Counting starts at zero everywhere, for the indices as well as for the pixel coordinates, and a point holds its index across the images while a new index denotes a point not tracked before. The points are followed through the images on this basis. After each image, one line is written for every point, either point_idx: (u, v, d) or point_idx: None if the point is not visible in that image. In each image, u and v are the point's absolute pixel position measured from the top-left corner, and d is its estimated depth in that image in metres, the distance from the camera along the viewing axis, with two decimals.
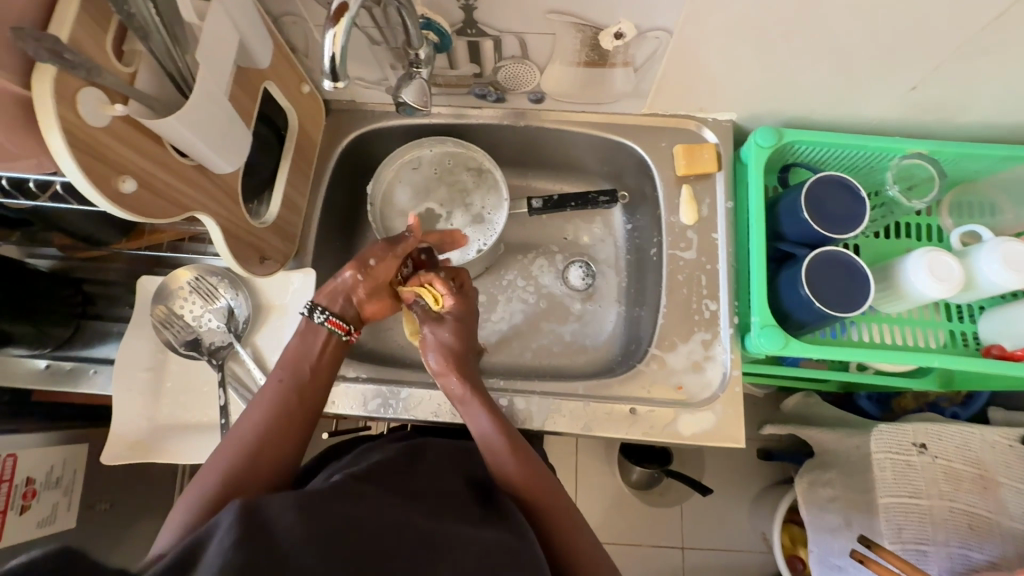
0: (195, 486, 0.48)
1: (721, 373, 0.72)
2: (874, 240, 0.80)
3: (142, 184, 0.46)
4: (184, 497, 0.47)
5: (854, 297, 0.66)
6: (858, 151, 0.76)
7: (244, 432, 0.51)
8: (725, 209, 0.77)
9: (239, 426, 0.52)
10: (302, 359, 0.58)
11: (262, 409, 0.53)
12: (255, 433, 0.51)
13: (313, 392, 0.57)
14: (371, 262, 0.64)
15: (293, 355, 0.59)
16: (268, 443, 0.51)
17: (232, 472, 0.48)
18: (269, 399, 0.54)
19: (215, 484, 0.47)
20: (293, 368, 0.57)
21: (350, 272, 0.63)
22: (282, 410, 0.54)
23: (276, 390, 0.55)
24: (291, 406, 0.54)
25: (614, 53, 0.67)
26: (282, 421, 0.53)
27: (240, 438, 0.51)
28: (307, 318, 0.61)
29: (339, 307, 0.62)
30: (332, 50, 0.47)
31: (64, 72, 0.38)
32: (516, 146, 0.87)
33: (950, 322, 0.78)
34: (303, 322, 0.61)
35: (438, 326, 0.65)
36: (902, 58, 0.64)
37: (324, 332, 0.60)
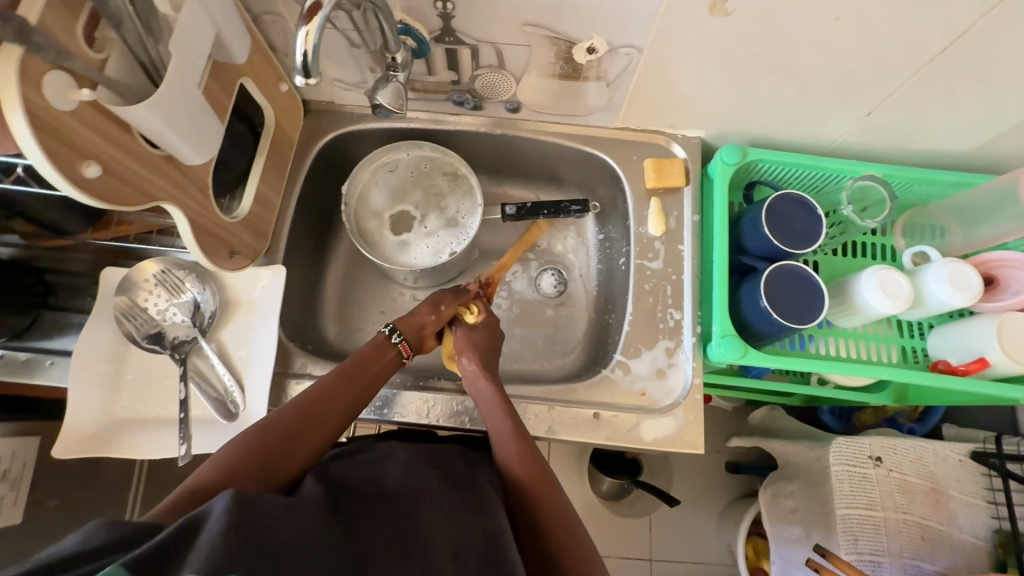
0: (250, 432, 0.52)
1: (683, 381, 0.73)
2: (832, 257, 0.84)
3: (106, 170, 0.45)
4: (231, 442, 0.51)
5: (810, 310, 0.69)
6: (816, 171, 0.80)
7: (309, 401, 0.56)
8: (692, 222, 0.80)
9: (301, 395, 0.57)
10: (372, 361, 0.63)
11: (326, 388, 0.58)
12: (312, 409, 0.56)
13: (368, 392, 0.61)
14: (442, 308, 0.71)
15: (367, 355, 0.63)
16: (322, 426, 0.55)
17: (285, 438, 0.52)
18: (333, 382, 0.59)
19: (271, 438, 0.51)
20: (359, 362, 0.62)
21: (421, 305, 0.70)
22: (341, 399, 0.58)
23: (340, 378, 0.60)
24: (351, 397, 0.59)
25: (587, 67, 0.70)
26: (338, 409, 0.57)
27: (302, 407, 0.55)
28: (383, 333, 0.66)
29: (411, 334, 0.68)
30: (304, 47, 0.48)
31: (30, 54, 0.38)
32: (492, 154, 0.89)
33: (902, 339, 0.82)
34: (377, 338, 0.65)
35: (470, 331, 0.70)
36: (856, 84, 0.68)
37: (393, 351, 0.65)
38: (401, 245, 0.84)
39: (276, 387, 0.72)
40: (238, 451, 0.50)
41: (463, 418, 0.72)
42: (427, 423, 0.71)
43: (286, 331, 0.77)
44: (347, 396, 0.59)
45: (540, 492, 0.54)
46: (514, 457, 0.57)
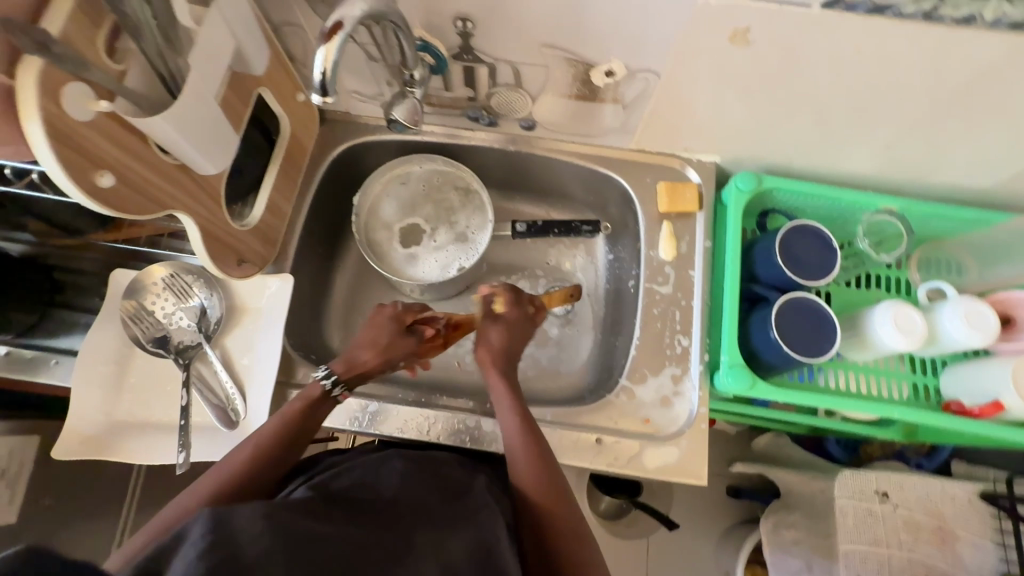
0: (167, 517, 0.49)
1: (689, 409, 0.72)
2: (845, 288, 0.82)
3: (121, 179, 0.46)
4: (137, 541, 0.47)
5: (821, 344, 0.68)
6: (833, 202, 0.78)
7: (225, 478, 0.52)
8: (704, 248, 0.79)
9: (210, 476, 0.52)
10: (298, 418, 0.58)
11: (245, 462, 0.53)
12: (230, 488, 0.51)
13: (296, 450, 0.57)
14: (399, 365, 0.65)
15: (296, 410, 0.58)
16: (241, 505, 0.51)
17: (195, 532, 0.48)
18: (251, 453, 0.54)
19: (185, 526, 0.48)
20: (282, 421, 0.57)
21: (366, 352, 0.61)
22: (264, 467, 0.54)
23: (263, 443, 0.54)
24: (274, 462, 0.54)
25: (603, 90, 0.69)
26: (260, 479, 0.53)
27: (218, 485, 0.51)
28: (319, 383, 0.60)
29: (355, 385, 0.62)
30: (323, 68, 0.47)
31: (50, 65, 0.38)
32: (505, 169, 0.88)
33: (914, 375, 0.80)
34: (315, 389, 0.60)
35: (489, 324, 0.63)
36: (876, 118, 0.67)
37: (329, 402, 0.60)
38: (409, 258, 0.84)
39: (277, 397, 0.71)
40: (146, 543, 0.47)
41: (464, 437, 0.71)
42: (427, 439, 0.71)
43: (290, 340, 0.76)
44: (272, 462, 0.54)
45: (555, 510, 0.53)
46: (522, 464, 0.56)
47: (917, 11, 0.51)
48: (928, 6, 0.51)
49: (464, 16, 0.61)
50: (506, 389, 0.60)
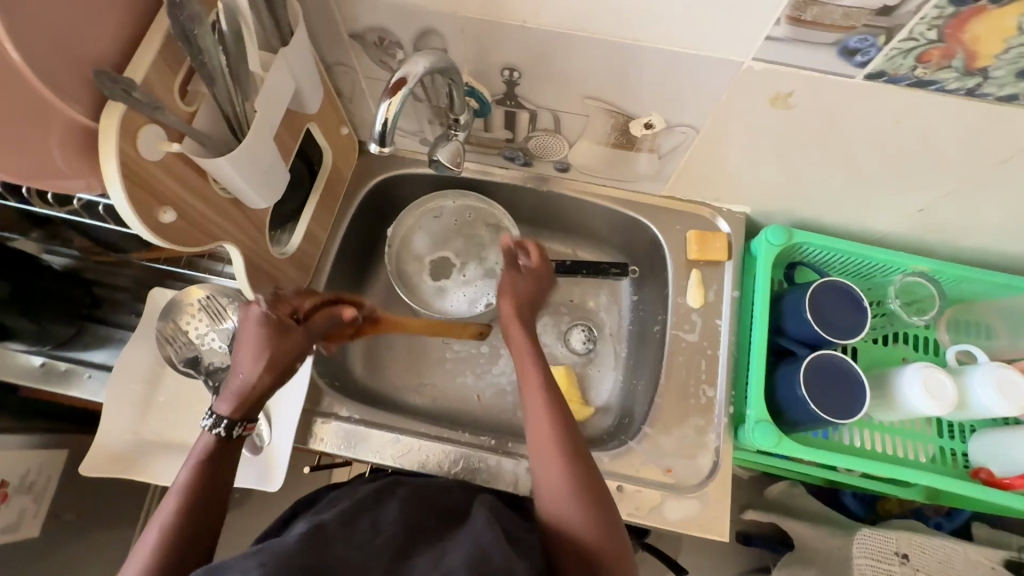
0: None
1: (711, 462, 0.72)
2: (872, 345, 0.82)
3: (180, 215, 0.47)
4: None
5: (849, 405, 0.68)
6: (863, 260, 0.78)
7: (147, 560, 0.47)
8: (731, 298, 0.79)
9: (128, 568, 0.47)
10: (205, 477, 0.52)
11: (170, 541, 0.48)
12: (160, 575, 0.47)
13: (218, 493, 0.52)
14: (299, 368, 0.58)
15: (200, 464, 0.52)
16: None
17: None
18: (167, 532, 0.48)
19: None
20: (194, 486, 0.51)
21: (259, 369, 0.53)
22: (186, 532, 0.49)
23: (172, 521, 0.49)
24: (192, 536, 0.49)
25: (641, 140, 0.71)
26: (186, 556, 0.49)
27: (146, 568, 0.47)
28: (214, 431, 0.53)
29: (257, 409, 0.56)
30: (385, 116, 0.49)
31: (131, 111, 0.40)
32: (535, 207, 0.90)
33: (941, 439, 0.79)
34: (209, 440, 0.53)
35: (518, 274, 0.70)
36: (912, 182, 0.68)
37: (233, 444, 0.54)
38: (439, 291, 0.85)
39: (303, 424, 0.72)
40: None
41: (483, 476, 0.70)
42: (447, 476, 0.70)
43: (317, 367, 0.77)
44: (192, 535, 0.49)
45: (601, 525, 0.53)
46: (556, 472, 0.56)
47: (960, 88, 0.52)
48: (972, 84, 0.52)
49: (511, 67, 0.63)
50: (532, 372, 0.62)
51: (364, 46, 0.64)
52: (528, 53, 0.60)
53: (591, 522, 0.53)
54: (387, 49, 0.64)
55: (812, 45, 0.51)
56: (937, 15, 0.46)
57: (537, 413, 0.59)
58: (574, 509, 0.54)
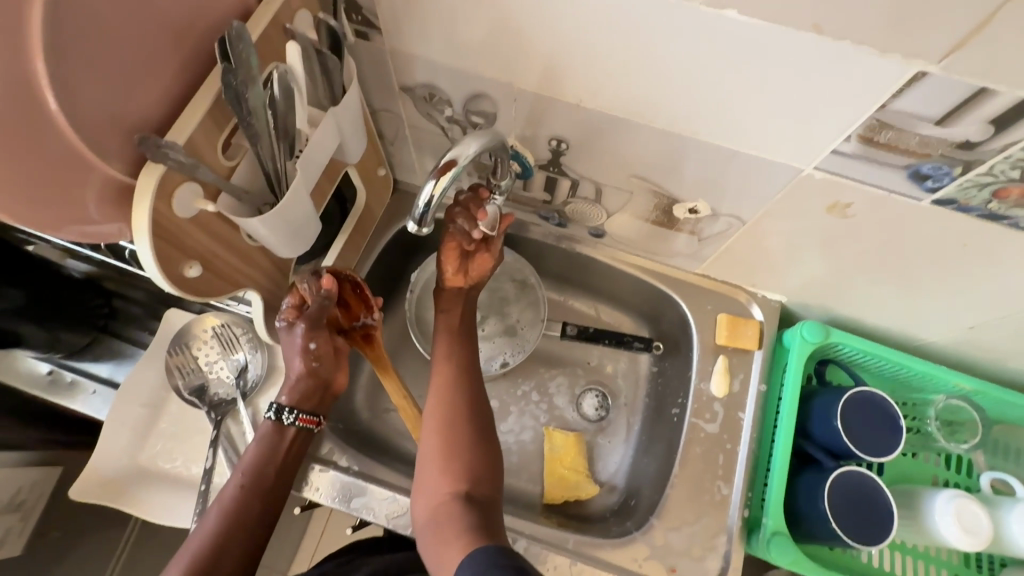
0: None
1: (720, 566, 0.69)
2: (902, 458, 0.77)
3: (206, 268, 0.46)
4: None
5: (875, 531, 0.63)
6: (903, 369, 0.74)
7: (205, 535, 0.52)
8: (757, 391, 0.76)
9: (192, 536, 0.52)
10: (268, 460, 0.58)
11: (227, 523, 0.53)
12: (212, 550, 0.51)
13: (278, 483, 0.58)
14: (311, 347, 0.61)
15: (259, 453, 0.58)
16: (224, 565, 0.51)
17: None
18: (227, 510, 0.54)
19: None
20: (254, 471, 0.57)
21: (297, 364, 0.61)
22: (242, 517, 0.54)
23: (232, 499, 0.55)
24: (248, 519, 0.54)
25: (683, 222, 0.69)
26: (240, 537, 0.53)
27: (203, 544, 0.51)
28: (272, 420, 0.60)
29: (310, 403, 0.61)
30: (431, 194, 0.48)
31: (170, 171, 0.39)
32: (564, 266, 0.88)
33: (967, 569, 0.74)
34: (269, 426, 0.60)
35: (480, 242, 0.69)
36: (967, 303, 0.64)
37: (291, 430, 0.60)
38: None
39: (299, 469, 0.70)
40: None
41: None
42: None
43: None
44: (245, 520, 0.54)
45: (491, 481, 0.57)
46: (452, 402, 0.61)
47: None
48: None
49: (559, 138, 0.61)
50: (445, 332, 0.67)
51: (413, 99, 0.63)
52: (580, 129, 0.58)
53: (468, 473, 0.57)
54: (436, 104, 0.63)
55: (881, 164, 0.48)
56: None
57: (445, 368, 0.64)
58: (456, 455, 0.58)
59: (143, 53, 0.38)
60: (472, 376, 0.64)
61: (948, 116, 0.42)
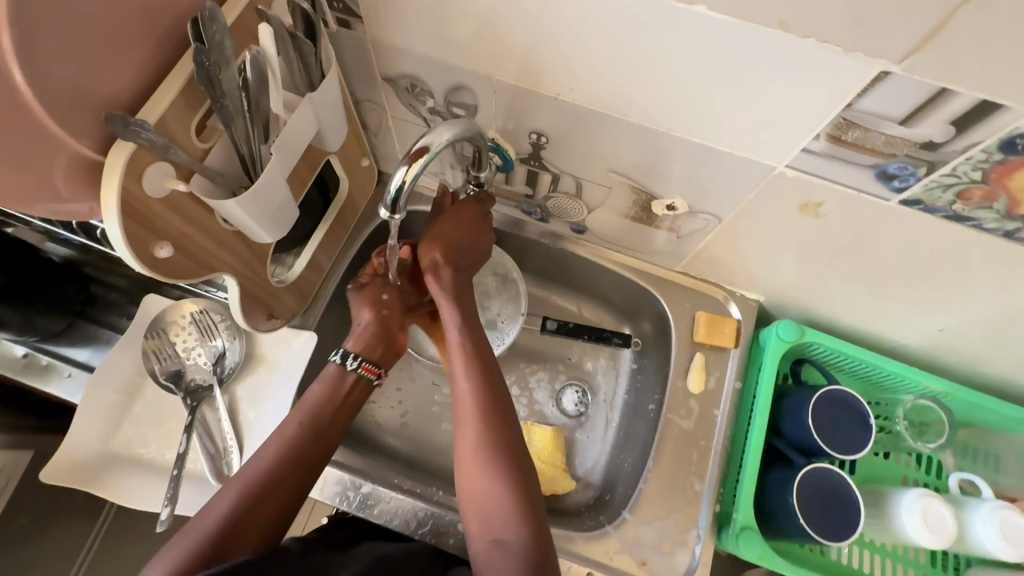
0: (219, 497, 0.54)
1: (690, 560, 0.69)
2: (873, 458, 0.78)
3: (178, 249, 0.47)
4: (189, 524, 0.52)
5: (842, 528, 0.64)
6: (875, 370, 0.75)
7: (262, 464, 0.56)
8: (732, 388, 0.77)
9: (255, 462, 0.56)
10: (330, 400, 0.62)
11: (286, 456, 0.57)
12: (269, 474, 0.55)
13: (336, 423, 0.61)
14: (382, 298, 0.68)
15: (321, 394, 0.62)
16: (276, 493, 0.55)
17: (234, 518, 0.52)
18: (289, 442, 0.58)
19: (232, 502, 0.53)
20: (314, 411, 0.60)
21: (365, 315, 0.68)
22: (297, 450, 0.58)
23: (293, 434, 0.58)
24: (303, 454, 0.58)
25: (662, 219, 0.69)
26: (295, 469, 0.57)
27: (257, 475, 0.55)
28: (338, 362, 0.64)
29: (373, 354, 0.66)
30: (402, 180, 0.48)
31: (140, 149, 0.39)
32: (546, 261, 0.88)
33: (932, 567, 0.75)
34: (333, 369, 0.64)
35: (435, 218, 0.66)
36: (936, 304, 0.65)
37: (353, 375, 0.64)
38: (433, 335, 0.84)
39: None
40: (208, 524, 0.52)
41: (449, 539, 0.68)
42: (412, 535, 0.68)
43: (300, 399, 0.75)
44: (299, 454, 0.57)
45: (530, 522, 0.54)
46: (476, 438, 0.58)
47: (997, 228, 0.50)
48: (1011, 227, 0.49)
49: (539, 132, 0.62)
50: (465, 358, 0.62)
51: (395, 89, 0.64)
52: (559, 123, 0.59)
53: (505, 519, 0.55)
54: (418, 95, 0.63)
55: (849, 164, 0.49)
56: (983, 158, 0.44)
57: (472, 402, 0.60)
58: (499, 492, 0.56)
59: (111, 33, 0.38)
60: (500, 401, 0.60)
61: (911, 116, 0.43)
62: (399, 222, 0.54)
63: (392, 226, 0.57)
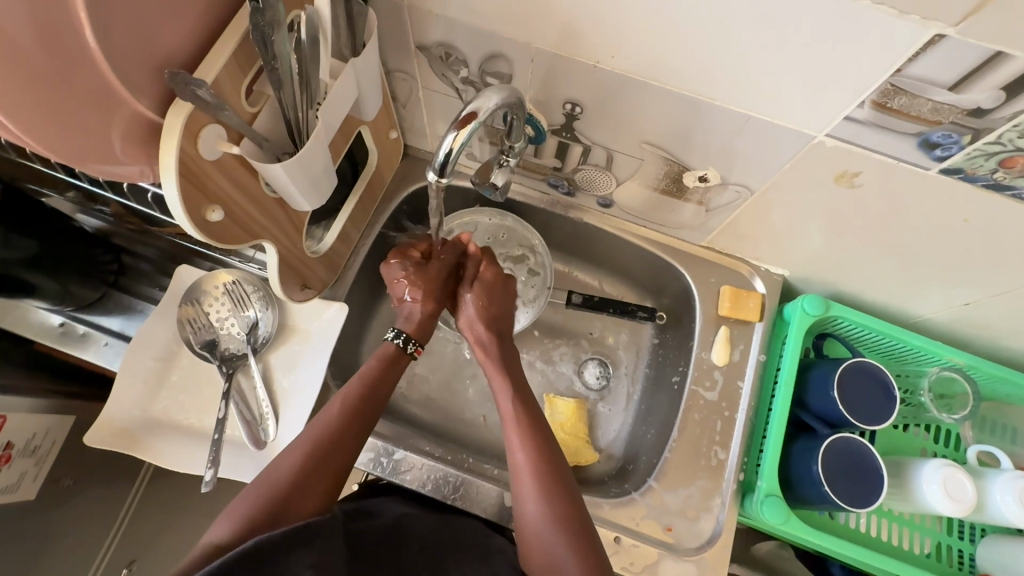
0: (275, 465, 0.55)
1: (714, 526, 0.71)
2: (892, 430, 0.80)
3: (227, 214, 0.47)
4: (249, 487, 0.54)
5: (867, 494, 0.65)
6: (898, 343, 0.76)
7: (315, 437, 0.56)
8: (756, 361, 0.78)
9: (311, 430, 0.57)
10: (379, 380, 0.62)
11: (339, 428, 0.57)
12: (326, 443, 0.56)
13: (383, 402, 0.62)
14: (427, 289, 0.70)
15: (374, 370, 0.63)
16: (330, 466, 0.56)
17: (290, 488, 0.53)
18: (343, 411, 0.59)
19: (285, 477, 0.54)
20: (367, 381, 0.62)
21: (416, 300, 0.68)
22: (352, 423, 0.58)
23: (348, 404, 0.59)
24: (357, 423, 0.59)
25: (692, 191, 0.69)
26: (351, 439, 0.58)
27: (312, 444, 0.56)
28: (391, 342, 0.66)
29: (421, 337, 0.68)
30: (450, 145, 0.49)
31: (197, 109, 0.40)
32: (570, 235, 0.88)
33: (946, 535, 0.77)
34: (389, 348, 0.65)
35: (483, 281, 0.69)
36: (964, 278, 0.65)
37: (405, 358, 0.66)
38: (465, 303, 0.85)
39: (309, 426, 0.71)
40: (261, 497, 0.53)
41: (480, 505, 0.70)
42: (444, 500, 0.70)
43: (330, 369, 0.76)
44: (354, 426, 0.58)
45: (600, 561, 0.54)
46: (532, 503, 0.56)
47: None
48: None
49: (574, 101, 0.62)
50: (530, 474, 0.57)
51: (429, 58, 0.63)
52: (596, 92, 0.59)
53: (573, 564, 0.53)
54: (451, 64, 0.63)
55: (892, 132, 0.49)
56: None
57: (550, 538, 0.54)
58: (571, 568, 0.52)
59: None
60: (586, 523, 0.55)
61: (960, 83, 0.43)
62: (443, 185, 0.55)
63: (434, 189, 0.58)
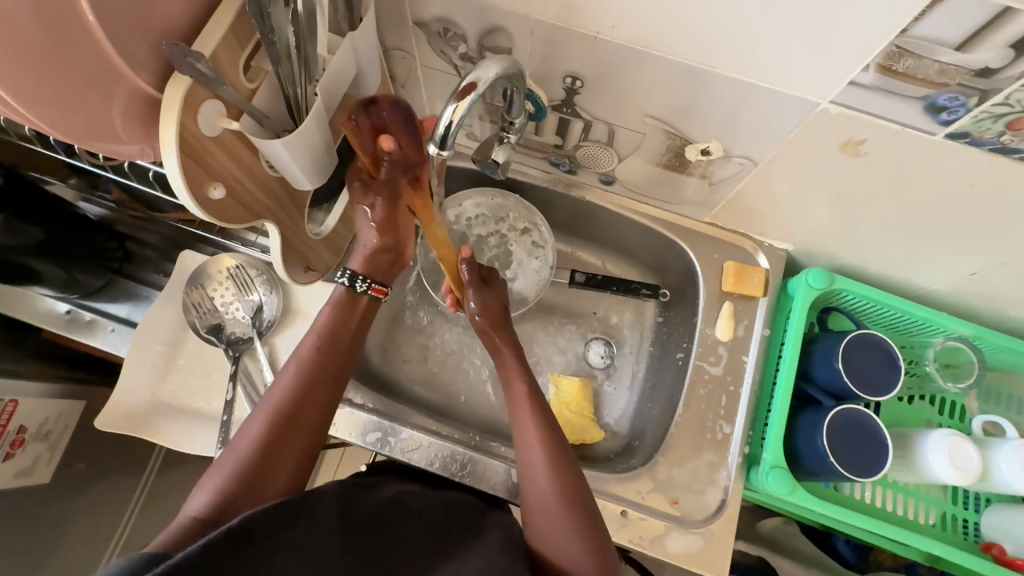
0: (241, 435, 0.55)
1: (720, 498, 0.72)
2: (897, 402, 0.80)
3: (228, 192, 0.47)
4: (220, 460, 0.54)
5: (871, 463, 0.66)
6: (901, 315, 0.76)
7: (280, 398, 0.57)
8: (761, 336, 0.77)
9: (276, 390, 0.57)
10: (343, 324, 0.63)
11: (304, 382, 0.58)
12: (293, 401, 0.57)
13: (350, 358, 0.63)
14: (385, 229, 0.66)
15: (333, 318, 0.63)
16: (299, 424, 0.56)
17: (262, 451, 0.54)
18: (305, 366, 0.59)
19: (254, 445, 0.54)
20: (330, 332, 0.62)
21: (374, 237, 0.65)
22: (318, 378, 0.59)
23: (310, 358, 0.60)
24: (322, 379, 0.60)
25: (694, 165, 0.69)
26: (316, 400, 0.58)
27: (279, 403, 0.56)
28: (346, 286, 0.64)
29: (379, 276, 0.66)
30: (451, 118, 0.48)
31: (195, 83, 0.39)
32: (573, 215, 0.88)
33: (951, 505, 0.77)
34: (343, 291, 0.64)
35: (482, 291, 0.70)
36: (971, 246, 0.65)
37: (365, 299, 0.65)
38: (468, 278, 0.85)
39: None
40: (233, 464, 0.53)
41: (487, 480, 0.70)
42: (452, 478, 0.70)
43: None
44: (318, 381, 0.59)
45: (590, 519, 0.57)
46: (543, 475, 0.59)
47: None
48: None
49: (574, 75, 0.61)
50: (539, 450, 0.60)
51: (427, 35, 0.63)
52: (597, 63, 0.58)
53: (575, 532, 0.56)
54: (450, 40, 0.62)
55: (897, 96, 0.48)
56: None
57: (553, 505, 0.57)
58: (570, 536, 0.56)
59: None
60: (573, 474, 0.59)
61: (967, 41, 0.42)
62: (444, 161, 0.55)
63: (438, 160, 0.58)
